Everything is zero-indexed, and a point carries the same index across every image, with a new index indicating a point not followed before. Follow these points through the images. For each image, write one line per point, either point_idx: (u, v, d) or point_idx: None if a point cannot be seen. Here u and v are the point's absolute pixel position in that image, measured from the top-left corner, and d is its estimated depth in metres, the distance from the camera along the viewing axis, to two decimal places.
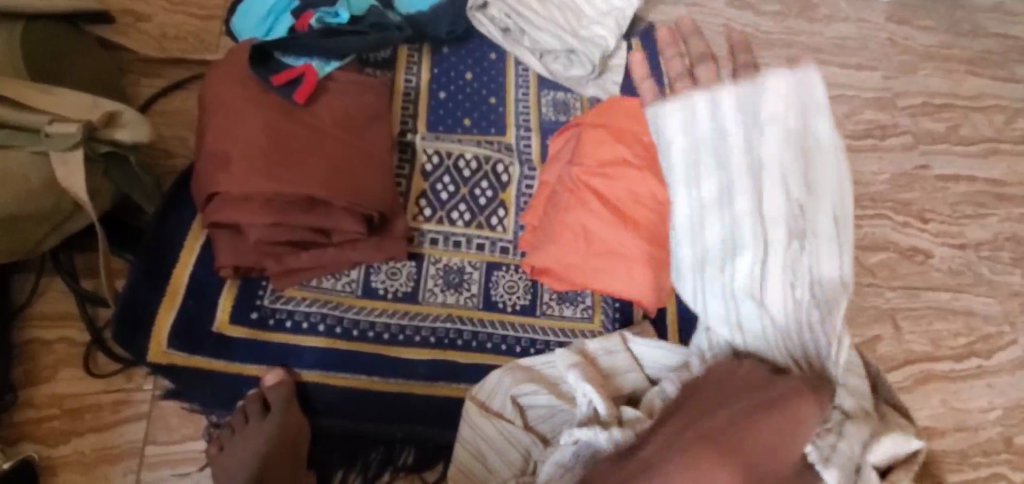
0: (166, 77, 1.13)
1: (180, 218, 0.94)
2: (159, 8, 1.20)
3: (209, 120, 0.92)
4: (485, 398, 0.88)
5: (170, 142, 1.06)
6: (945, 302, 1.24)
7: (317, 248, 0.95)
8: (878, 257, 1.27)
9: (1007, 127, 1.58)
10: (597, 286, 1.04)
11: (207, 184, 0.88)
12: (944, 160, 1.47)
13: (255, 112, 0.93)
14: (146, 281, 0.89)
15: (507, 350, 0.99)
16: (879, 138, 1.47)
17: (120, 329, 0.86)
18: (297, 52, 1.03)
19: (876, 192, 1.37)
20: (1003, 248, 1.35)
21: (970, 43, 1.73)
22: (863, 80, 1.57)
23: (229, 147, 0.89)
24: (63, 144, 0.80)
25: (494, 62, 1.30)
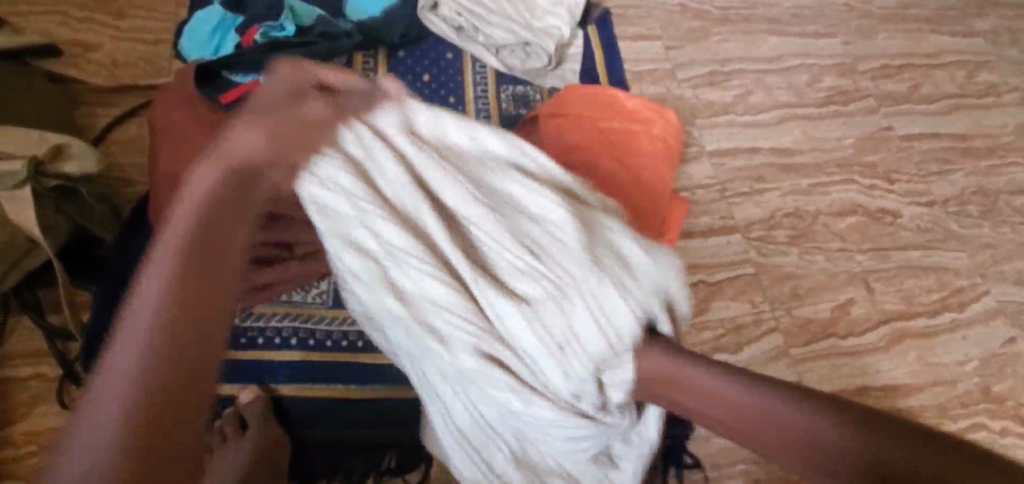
0: (119, 105, 1.12)
1: None
2: (109, 37, 1.19)
3: (161, 144, 0.92)
4: None
5: (129, 169, 1.06)
6: (917, 260, 1.25)
7: (281, 263, 0.93)
8: (847, 221, 1.28)
9: (969, 81, 1.59)
10: None
11: (162, 207, 0.87)
12: (907, 120, 1.48)
13: (206, 131, 0.92)
14: (112, 310, 0.89)
15: None
16: (842, 104, 1.48)
17: (90, 361, 0.86)
18: (244, 70, 1.04)
19: (842, 157, 1.38)
20: (971, 201, 1.37)
21: (926, 2, 1.74)
22: (823, 47, 1.58)
23: (180, 168, 0.89)
24: (8, 181, 0.79)
25: (451, 61, 1.30)
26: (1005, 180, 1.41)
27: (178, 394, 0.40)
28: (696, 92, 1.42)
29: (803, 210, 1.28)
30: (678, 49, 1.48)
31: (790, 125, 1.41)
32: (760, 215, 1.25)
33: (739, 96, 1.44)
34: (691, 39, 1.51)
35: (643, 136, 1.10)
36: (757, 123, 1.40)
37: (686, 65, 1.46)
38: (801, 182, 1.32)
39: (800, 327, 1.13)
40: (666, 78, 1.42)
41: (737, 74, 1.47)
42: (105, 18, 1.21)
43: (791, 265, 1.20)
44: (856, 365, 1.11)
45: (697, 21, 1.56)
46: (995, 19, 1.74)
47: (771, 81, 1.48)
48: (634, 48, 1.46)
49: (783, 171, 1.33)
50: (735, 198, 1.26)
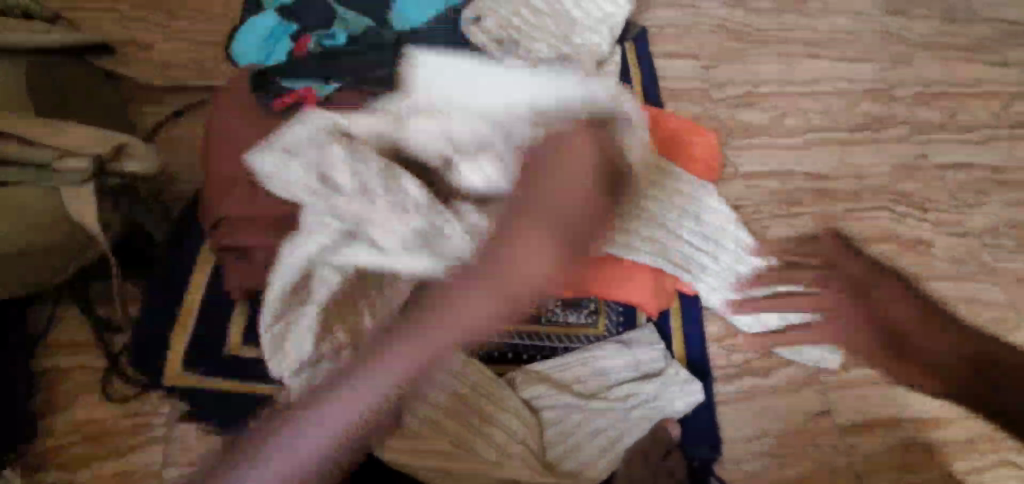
0: (169, 104, 1.16)
1: (190, 243, 0.97)
2: (162, 37, 1.23)
3: (213, 147, 0.94)
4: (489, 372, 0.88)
5: (177, 168, 1.09)
6: (950, 291, 1.25)
7: None
8: (880, 249, 1.28)
9: (1006, 112, 1.58)
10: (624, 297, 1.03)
11: (215, 209, 0.90)
12: (942, 149, 1.48)
13: (259, 136, 0.95)
14: (160, 305, 0.93)
15: (513, 358, 1.02)
16: (878, 130, 1.48)
17: (136, 355, 0.90)
18: (298, 77, 1.05)
19: (876, 184, 1.38)
20: (1006, 234, 1.36)
21: (965, 30, 1.73)
22: (859, 72, 1.58)
23: (234, 171, 0.92)
24: (75, 179, 0.83)
25: None
26: None
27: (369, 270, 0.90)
28: (731, 112, 1.42)
29: (836, 236, 1.28)
30: (714, 68, 1.49)
31: (824, 149, 1.41)
32: (792, 240, 1.25)
33: (773, 118, 1.44)
34: (727, 59, 1.52)
35: (683, 158, 1.11)
36: (792, 146, 1.40)
37: (723, 85, 1.46)
38: (834, 208, 1.32)
39: None
40: (702, 97, 1.43)
41: (773, 96, 1.48)
42: (158, 20, 1.25)
43: None
44: (887, 396, 1.10)
45: (734, 42, 1.56)
46: None
47: (806, 104, 1.48)
48: (670, 66, 1.47)
49: (815, 195, 1.33)
50: (767, 221, 1.27)
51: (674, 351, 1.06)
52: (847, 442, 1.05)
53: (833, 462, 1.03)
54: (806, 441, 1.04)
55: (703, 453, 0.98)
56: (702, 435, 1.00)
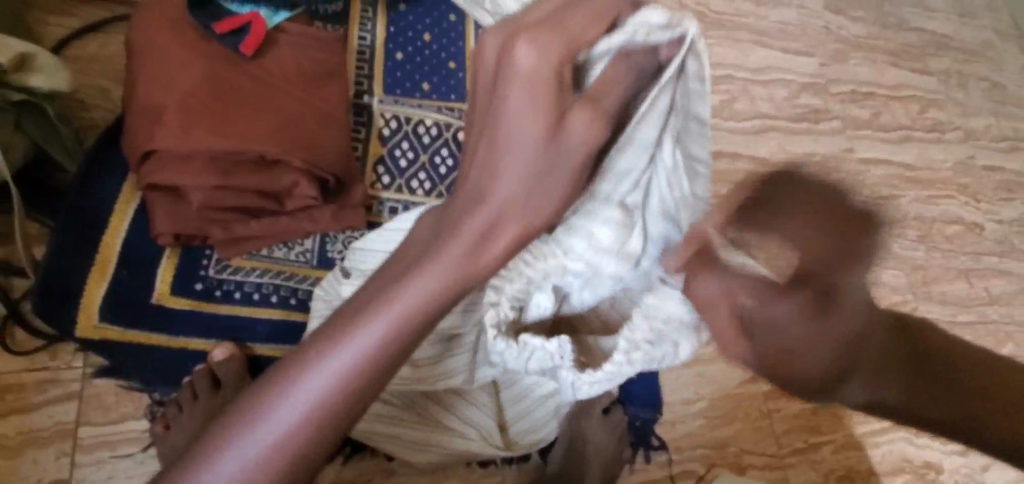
0: (80, 17, 1.00)
1: (107, 179, 0.85)
2: None
3: (139, 69, 0.83)
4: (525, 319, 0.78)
5: (90, 92, 0.95)
6: (862, 274, 1.38)
7: (269, 216, 0.88)
8: None
9: (920, 116, 1.75)
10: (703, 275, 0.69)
11: (142, 140, 0.79)
12: (866, 145, 1.60)
13: (196, 62, 0.84)
14: (69, 247, 0.81)
15: None
16: (814, 121, 1.57)
17: (40, 301, 0.78)
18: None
19: (809, 173, 1.47)
20: (910, 226, 1.51)
21: (893, 36, 1.88)
22: (802, 65, 1.66)
23: (162, 100, 0.80)
24: None
25: (454, 23, 1.24)
26: (941, 211, 1.57)
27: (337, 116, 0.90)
28: None
29: None
30: None
31: (767, 136, 1.48)
32: None
33: (724, 101, 1.48)
34: None
35: None
36: (739, 129, 1.46)
37: None
38: None
39: None
40: None
41: (725, 80, 1.52)
42: None
43: None
44: None
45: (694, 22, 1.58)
46: (948, 61, 1.91)
47: (754, 91, 1.54)
48: None
49: None
50: None
51: None
52: (769, 406, 1.14)
53: (757, 425, 1.12)
54: (736, 405, 1.12)
55: (645, 414, 1.04)
56: (647, 399, 1.04)
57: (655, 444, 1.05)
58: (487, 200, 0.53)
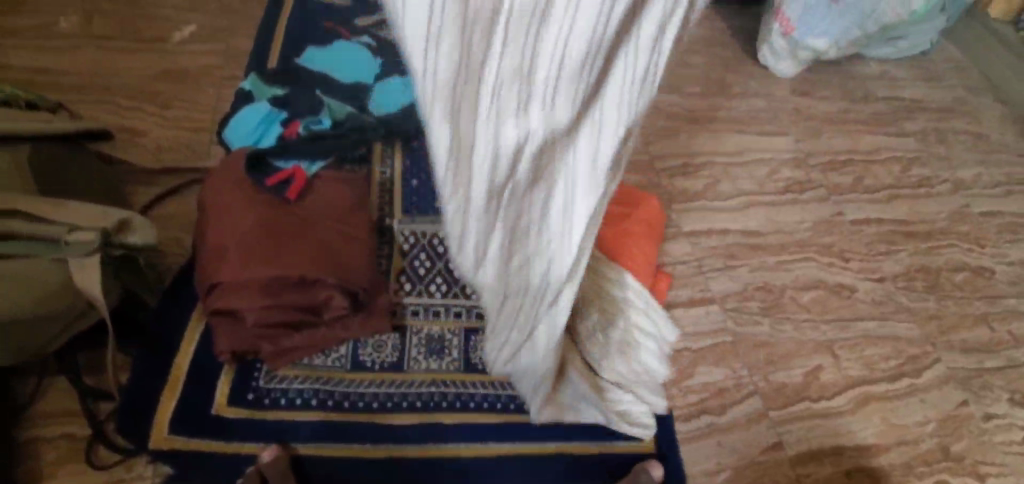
0: (160, 184, 1.26)
1: (180, 311, 1.03)
2: (155, 125, 1.37)
3: (209, 220, 1.04)
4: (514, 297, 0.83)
5: (165, 242, 1.17)
6: (874, 331, 1.40)
7: (309, 329, 1.04)
8: (811, 295, 1.43)
9: (904, 174, 1.85)
10: None
11: (211, 275, 0.98)
12: (854, 207, 1.70)
13: (252, 209, 1.05)
14: (148, 370, 0.97)
15: (503, 407, 1.08)
16: (798, 192, 1.69)
17: (123, 418, 0.92)
18: (287, 156, 1.16)
19: (801, 238, 1.56)
20: (916, 278, 1.55)
21: (863, 107, 2.04)
22: (778, 144, 1.82)
23: (226, 242, 1.00)
24: (81, 250, 0.86)
25: None
26: (944, 259, 1.61)
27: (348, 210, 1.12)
28: (671, 181, 1.60)
29: (771, 285, 1.43)
30: (655, 144, 1.69)
31: (755, 210, 1.59)
32: (733, 289, 1.39)
33: (708, 184, 1.62)
34: (665, 135, 1.72)
35: (631, 220, 1.27)
36: (725, 208, 1.57)
37: (663, 157, 1.66)
38: (768, 259, 1.48)
39: (775, 391, 1.23)
40: (645, 167, 1.61)
41: (706, 166, 1.67)
42: (151, 109, 1.40)
43: (762, 334, 1.32)
44: (827, 427, 1.21)
45: (669, 121, 1.78)
46: (922, 122, 2.05)
47: (735, 171, 1.68)
48: None
49: (751, 250, 1.49)
50: (710, 273, 1.41)
51: None
52: (798, 471, 1.14)
53: None
54: (762, 473, 1.12)
55: None
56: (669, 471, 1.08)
57: None
58: None
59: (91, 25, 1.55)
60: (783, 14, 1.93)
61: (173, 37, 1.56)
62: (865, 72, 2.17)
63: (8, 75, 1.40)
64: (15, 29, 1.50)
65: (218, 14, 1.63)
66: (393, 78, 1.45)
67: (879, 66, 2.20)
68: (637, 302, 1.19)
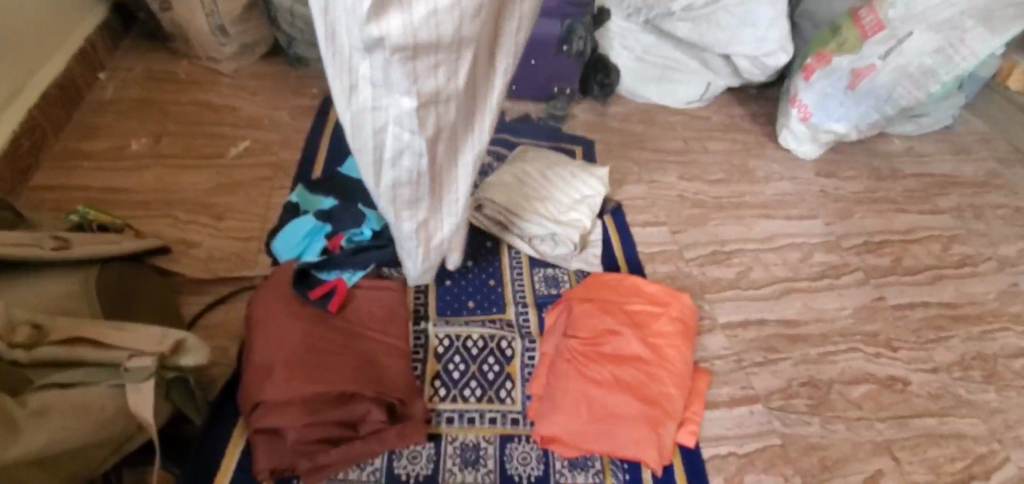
0: (211, 294, 1.33)
1: (223, 425, 1.05)
2: (209, 236, 1.47)
3: (254, 335, 1.07)
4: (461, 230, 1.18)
5: (214, 351, 1.22)
6: (935, 428, 1.31)
7: (346, 442, 1.04)
8: (860, 389, 1.37)
9: (945, 253, 1.80)
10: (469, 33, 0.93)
11: (255, 393, 1.00)
12: (896, 290, 1.65)
13: (295, 322, 1.08)
14: None
15: None
16: (835, 277, 1.66)
17: None
18: (330, 267, 1.22)
19: (843, 326, 1.51)
20: (973, 367, 1.47)
21: (892, 185, 2.04)
22: (808, 227, 1.81)
23: (271, 358, 1.03)
24: (140, 376, 0.90)
25: (489, 248, 1.52)
26: (1000, 345, 1.53)
27: (384, 317, 1.17)
28: (702, 270, 1.60)
29: (817, 379, 1.37)
30: (682, 233, 1.70)
31: (791, 297, 1.56)
32: (777, 385, 1.34)
33: (740, 272, 1.61)
34: (692, 223, 1.74)
35: (665, 319, 1.26)
36: (761, 297, 1.55)
37: (692, 246, 1.66)
38: (811, 351, 1.43)
39: None
40: (675, 257, 1.62)
41: (736, 254, 1.67)
42: (206, 221, 1.51)
43: (814, 436, 1.26)
44: None
45: (695, 209, 1.80)
46: (956, 198, 2.02)
47: (767, 258, 1.67)
48: (644, 232, 1.68)
49: (791, 341, 1.45)
50: (750, 368, 1.36)
51: None
52: None
53: None
54: None
55: None
56: None
57: None
58: None
59: (158, 144, 1.71)
60: (801, 101, 2.00)
61: (229, 152, 1.70)
62: (890, 149, 2.18)
63: (84, 195, 1.55)
64: (92, 152, 1.67)
65: (269, 129, 1.79)
66: None
67: (904, 142, 2.21)
68: (678, 409, 1.16)
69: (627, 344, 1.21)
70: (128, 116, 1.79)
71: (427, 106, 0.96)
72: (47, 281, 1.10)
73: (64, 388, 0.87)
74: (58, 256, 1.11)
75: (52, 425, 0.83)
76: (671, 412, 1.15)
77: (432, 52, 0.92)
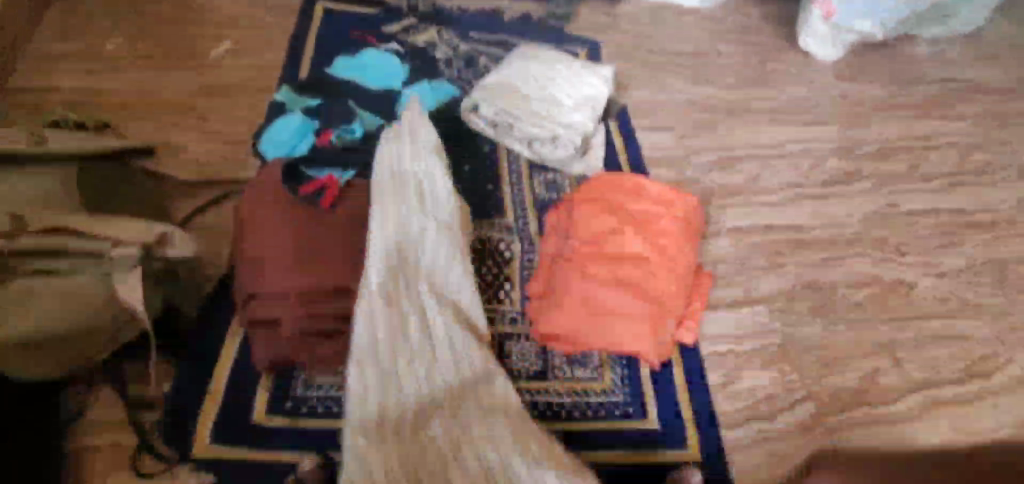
0: (200, 197, 1.29)
1: (219, 321, 1.05)
2: (194, 139, 1.41)
3: (244, 232, 1.04)
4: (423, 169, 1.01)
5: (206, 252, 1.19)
6: (938, 330, 1.30)
7: (345, 336, 1.01)
8: (865, 293, 1.35)
9: (964, 161, 1.72)
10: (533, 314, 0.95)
11: (248, 287, 0.99)
12: (910, 197, 1.59)
13: (285, 219, 1.05)
14: (191, 381, 0.98)
15: (540, 414, 1.06)
16: (847, 183, 1.59)
17: (169, 429, 0.94)
18: (320, 165, 1.20)
19: (852, 232, 1.47)
20: (982, 272, 1.44)
21: (915, 91, 1.92)
22: (823, 134, 1.73)
23: (263, 254, 1.01)
24: (124, 264, 0.87)
25: (489, 152, 1.43)
26: (1012, 251, 1.50)
27: (378, 216, 1.13)
28: (710, 176, 1.53)
29: (822, 283, 1.35)
30: (690, 138, 1.62)
31: (800, 203, 1.51)
32: (780, 288, 1.32)
33: (749, 178, 1.55)
34: (702, 129, 1.66)
35: (669, 219, 1.22)
36: (769, 202, 1.50)
37: (700, 152, 1.59)
38: (817, 256, 1.40)
39: (830, 396, 1.17)
40: (681, 163, 1.55)
41: (746, 159, 1.60)
42: (191, 124, 1.44)
43: (815, 335, 1.25)
44: (890, 434, 1.13)
45: (704, 114, 1.71)
46: (981, 104, 1.91)
47: (778, 164, 1.60)
48: (650, 138, 1.60)
49: (798, 246, 1.41)
50: (754, 271, 1.34)
51: (680, 401, 1.11)
52: None
53: None
54: None
55: None
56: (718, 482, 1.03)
57: None
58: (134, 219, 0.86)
59: (134, 45, 1.61)
60: None
61: (210, 53, 1.60)
62: (916, 53, 2.03)
63: (60, 98, 1.47)
64: (65, 53, 1.57)
65: (251, 29, 1.67)
66: (422, 84, 1.49)
67: (931, 46, 2.07)
68: (677, 306, 1.15)
69: (629, 243, 1.18)
70: (99, 15, 1.67)
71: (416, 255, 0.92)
72: (23, 177, 1.04)
73: (48, 276, 0.86)
74: (33, 151, 1.06)
75: (39, 309, 0.84)
76: (673, 310, 1.15)
77: (428, 333, 0.84)
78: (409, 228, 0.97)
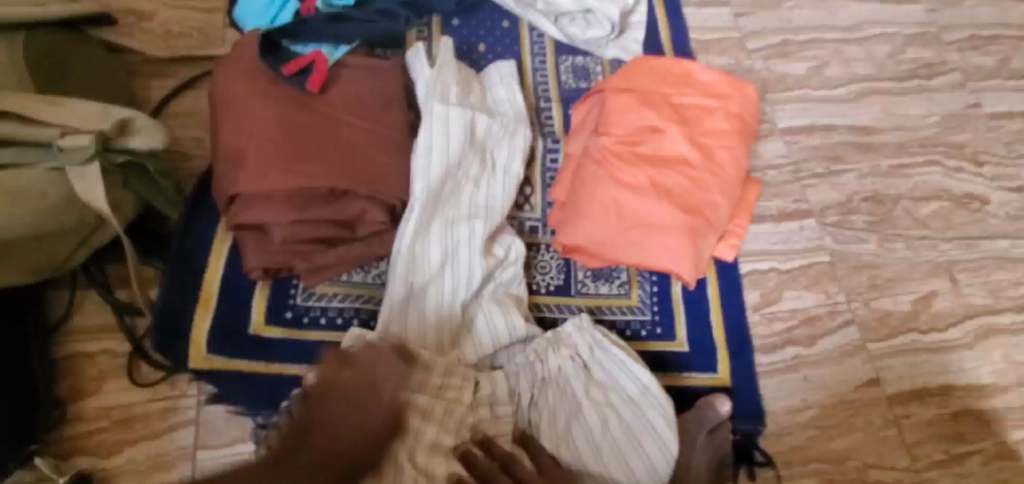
0: (175, 77, 1.11)
1: (203, 222, 0.93)
2: (161, 5, 1.18)
3: (220, 119, 0.90)
4: (456, 97, 0.98)
5: (187, 143, 1.05)
6: (1005, 252, 1.17)
7: (344, 244, 0.92)
8: (931, 207, 1.19)
9: None
10: (569, 240, 0.99)
11: (228, 185, 0.86)
12: (997, 96, 1.36)
13: (266, 104, 0.90)
14: (179, 287, 0.89)
15: None
16: (927, 77, 1.35)
17: (160, 338, 0.86)
18: (307, 40, 1.02)
19: (925, 136, 1.27)
20: None
21: None
22: (906, 14, 1.44)
23: (242, 145, 0.87)
24: (76, 158, 0.76)
25: (507, 30, 1.20)
26: None
27: (376, 104, 0.97)
28: (767, 64, 1.30)
29: (883, 195, 1.19)
30: (747, 17, 1.36)
31: (869, 101, 1.29)
32: (835, 199, 1.17)
33: (813, 68, 1.32)
34: (762, 5, 1.38)
35: (720, 115, 1.04)
36: (833, 98, 1.28)
37: (757, 34, 1.34)
38: (881, 164, 1.22)
39: (877, 320, 1.07)
40: (735, 48, 1.31)
41: (811, 45, 1.35)
42: None
43: (868, 254, 1.12)
44: (936, 363, 1.05)
45: None
46: None
47: (848, 52, 1.35)
48: (700, 15, 1.34)
49: (860, 151, 1.23)
50: (807, 180, 1.17)
51: (711, 323, 1.02)
52: (896, 412, 1.01)
53: (883, 433, 0.99)
54: (854, 411, 1.00)
55: (747, 425, 0.95)
56: (747, 406, 0.97)
57: (759, 460, 0.95)
58: (224, 135, 0.88)
59: None
60: None
61: None
62: None
63: None
64: None
65: None
66: None
67: None
68: (720, 219, 1.00)
69: (670, 143, 1.01)
70: None
71: (442, 201, 0.93)
72: None
73: None
74: None
75: None
76: (714, 222, 1.00)
77: (457, 264, 0.91)
78: (449, 172, 0.93)
